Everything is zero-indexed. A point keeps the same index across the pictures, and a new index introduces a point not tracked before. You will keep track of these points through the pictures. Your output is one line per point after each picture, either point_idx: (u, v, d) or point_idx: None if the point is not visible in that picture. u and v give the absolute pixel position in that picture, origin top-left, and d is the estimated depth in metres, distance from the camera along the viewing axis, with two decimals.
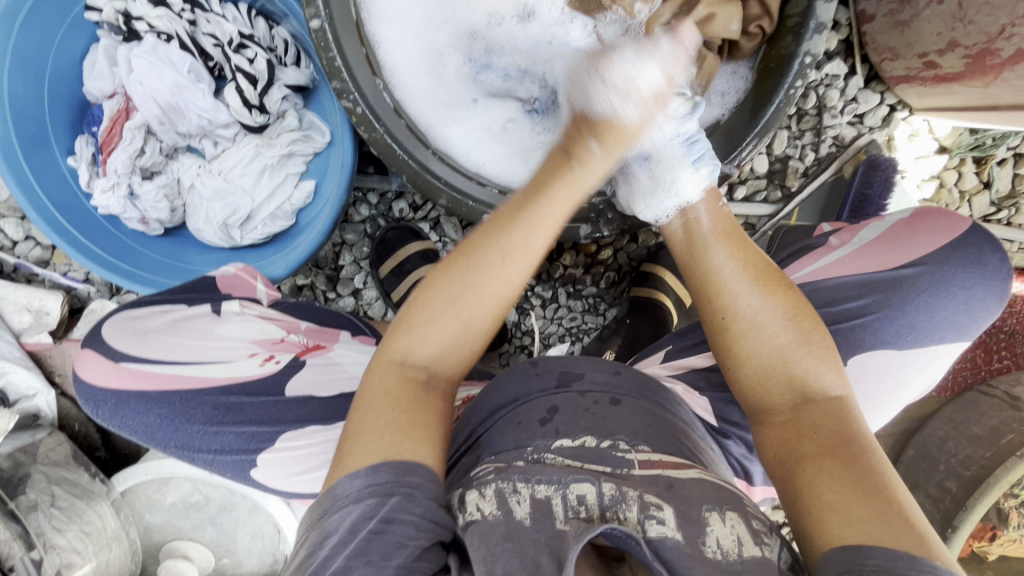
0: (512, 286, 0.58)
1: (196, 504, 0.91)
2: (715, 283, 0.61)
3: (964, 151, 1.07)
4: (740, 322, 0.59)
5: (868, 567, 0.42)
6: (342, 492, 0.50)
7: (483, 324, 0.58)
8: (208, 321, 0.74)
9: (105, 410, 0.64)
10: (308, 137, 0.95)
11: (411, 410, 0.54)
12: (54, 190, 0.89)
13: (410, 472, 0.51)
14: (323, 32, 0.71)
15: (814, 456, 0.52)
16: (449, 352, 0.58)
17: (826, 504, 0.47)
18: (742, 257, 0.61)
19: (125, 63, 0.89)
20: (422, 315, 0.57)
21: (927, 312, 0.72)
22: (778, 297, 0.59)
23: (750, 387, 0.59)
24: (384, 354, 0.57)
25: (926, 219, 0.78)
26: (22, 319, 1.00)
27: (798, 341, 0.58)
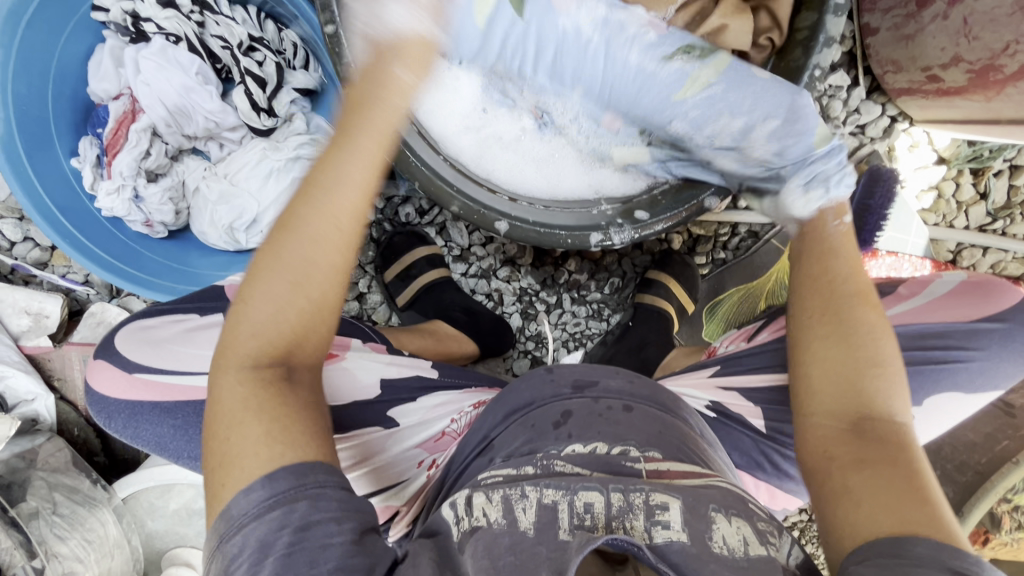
0: (348, 215, 0.54)
1: (199, 511, 0.91)
2: (835, 288, 0.62)
3: (962, 162, 1.09)
4: (835, 329, 0.60)
5: (914, 553, 0.43)
6: (236, 511, 0.46)
7: (333, 295, 0.54)
8: (222, 332, 0.70)
9: (118, 421, 0.67)
10: (315, 140, 0.94)
11: (281, 414, 0.50)
12: (55, 192, 0.87)
13: (312, 474, 0.48)
14: (337, 36, 0.70)
15: (872, 461, 0.51)
16: (300, 337, 0.54)
17: (875, 504, 0.48)
18: (857, 273, 0.63)
19: (132, 64, 0.88)
20: (254, 302, 0.52)
21: (988, 367, 0.73)
22: (873, 314, 0.60)
23: (823, 395, 0.58)
24: (227, 362, 0.52)
25: (989, 280, 0.77)
26: (21, 322, 0.98)
27: (878, 361, 0.58)
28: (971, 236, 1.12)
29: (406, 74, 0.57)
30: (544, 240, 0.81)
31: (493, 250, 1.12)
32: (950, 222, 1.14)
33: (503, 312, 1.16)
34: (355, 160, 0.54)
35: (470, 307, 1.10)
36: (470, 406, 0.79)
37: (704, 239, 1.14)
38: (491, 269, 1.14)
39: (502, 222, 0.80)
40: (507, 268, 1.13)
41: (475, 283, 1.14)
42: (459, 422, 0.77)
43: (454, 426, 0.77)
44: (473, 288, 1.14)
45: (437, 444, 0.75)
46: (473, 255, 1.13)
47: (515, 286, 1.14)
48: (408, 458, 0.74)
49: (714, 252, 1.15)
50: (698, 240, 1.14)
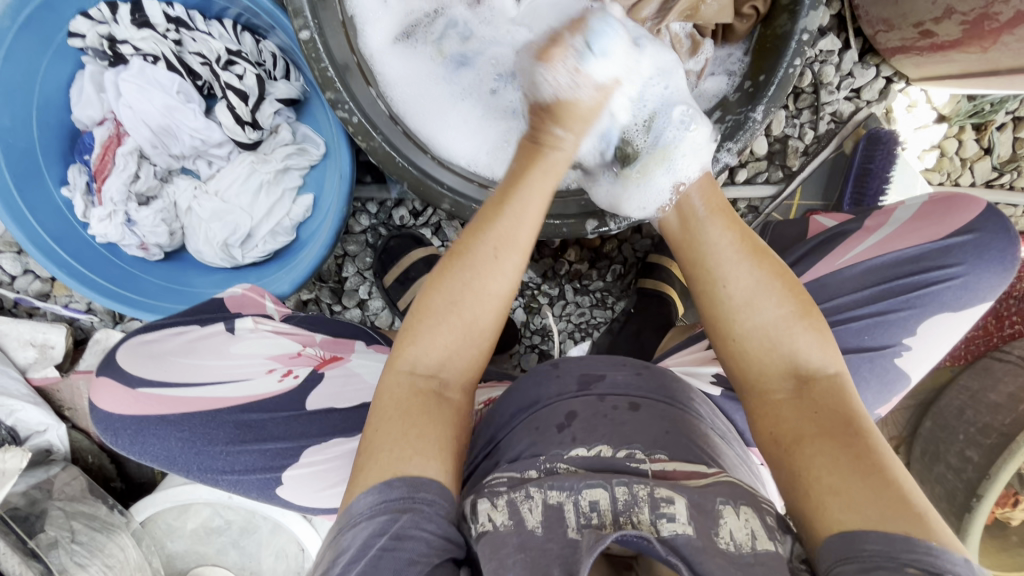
0: (510, 280, 0.58)
1: (217, 529, 0.91)
2: (705, 262, 0.63)
3: (963, 118, 1.06)
4: (717, 309, 0.61)
5: (864, 553, 0.44)
6: (356, 509, 0.50)
7: (486, 325, 0.58)
8: (223, 340, 0.72)
9: (126, 438, 0.64)
10: (302, 150, 0.93)
11: (421, 423, 0.54)
12: (49, 223, 0.87)
13: (421, 488, 0.50)
14: (313, 43, 0.70)
15: (812, 438, 0.52)
16: (455, 358, 0.58)
17: (825, 490, 0.48)
18: (733, 228, 0.64)
19: (113, 88, 0.88)
20: (426, 323, 0.57)
21: (969, 281, 0.71)
22: (763, 269, 0.61)
23: (756, 362, 0.59)
24: (394, 366, 0.57)
25: (950, 193, 0.77)
26: (27, 354, 0.99)
27: (792, 317, 0.59)
28: (979, 193, 1.10)
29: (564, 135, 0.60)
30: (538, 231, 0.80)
31: None
32: (956, 179, 1.11)
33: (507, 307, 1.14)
34: (532, 194, 0.58)
35: None
36: (481, 403, 0.78)
37: None
38: None
39: None
40: None
41: None
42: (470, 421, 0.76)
43: None
44: None
45: None
46: None
47: None
48: None
49: None
50: None
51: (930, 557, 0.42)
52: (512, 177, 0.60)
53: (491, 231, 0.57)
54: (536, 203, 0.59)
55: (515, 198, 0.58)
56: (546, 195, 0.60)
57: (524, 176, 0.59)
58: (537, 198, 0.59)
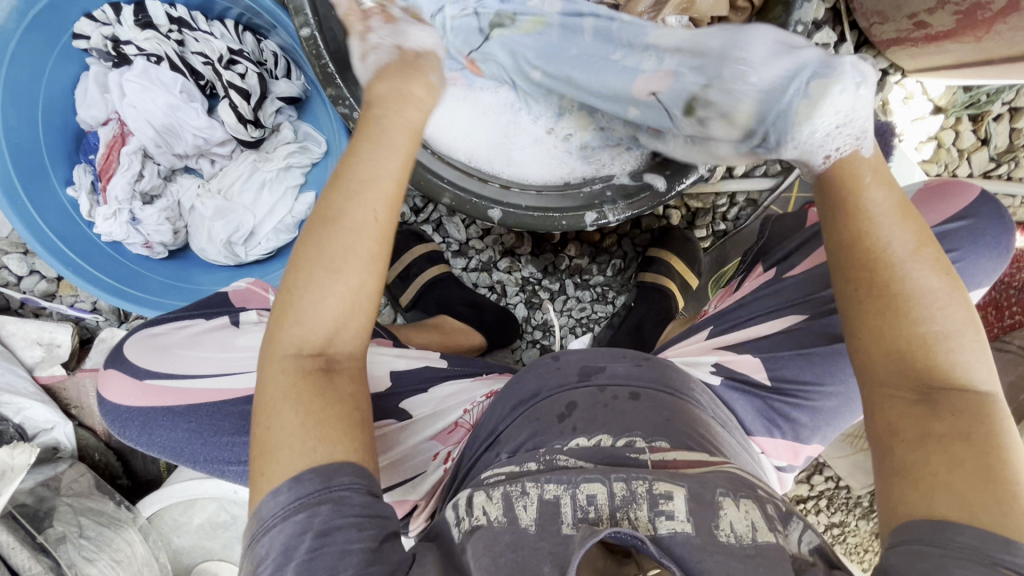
0: (381, 234, 0.54)
1: (223, 523, 0.92)
2: (875, 244, 0.51)
3: (960, 109, 1.07)
4: (875, 293, 0.51)
5: (953, 543, 0.41)
6: (266, 512, 0.49)
7: (372, 286, 0.54)
8: (228, 333, 0.71)
9: (133, 430, 0.66)
10: (305, 148, 0.95)
11: (319, 407, 0.51)
12: (56, 223, 0.88)
13: (337, 474, 0.50)
14: (314, 39, 0.71)
15: (939, 436, 0.47)
16: (343, 330, 0.54)
17: (938, 483, 0.44)
18: (912, 223, 0.52)
19: (117, 88, 0.89)
20: (306, 297, 0.52)
21: (963, 267, 0.72)
22: (942, 270, 0.51)
23: (902, 355, 0.50)
24: (273, 351, 0.53)
25: (941, 181, 0.77)
26: (34, 353, 1.00)
27: (965, 325, 0.50)
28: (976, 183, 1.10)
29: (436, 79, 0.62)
30: (539, 224, 0.82)
31: (492, 242, 1.11)
32: (953, 171, 1.11)
33: (508, 303, 1.15)
34: (388, 154, 0.55)
35: (474, 301, 1.09)
36: (482, 396, 0.78)
37: (703, 212, 1.13)
38: (491, 261, 1.13)
39: (495, 210, 0.81)
40: (507, 259, 1.12)
41: (476, 277, 1.14)
42: (472, 413, 0.76)
43: (467, 417, 0.76)
44: (476, 282, 1.14)
45: (450, 436, 0.75)
46: (472, 249, 1.12)
47: (517, 275, 1.13)
48: (423, 451, 0.74)
49: (715, 224, 1.14)
50: (697, 213, 1.13)
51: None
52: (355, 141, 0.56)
53: (363, 193, 0.53)
54: (395, 164, 0.55)
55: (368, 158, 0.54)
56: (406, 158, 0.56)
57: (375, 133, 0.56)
58: (396, 137, 0.56)
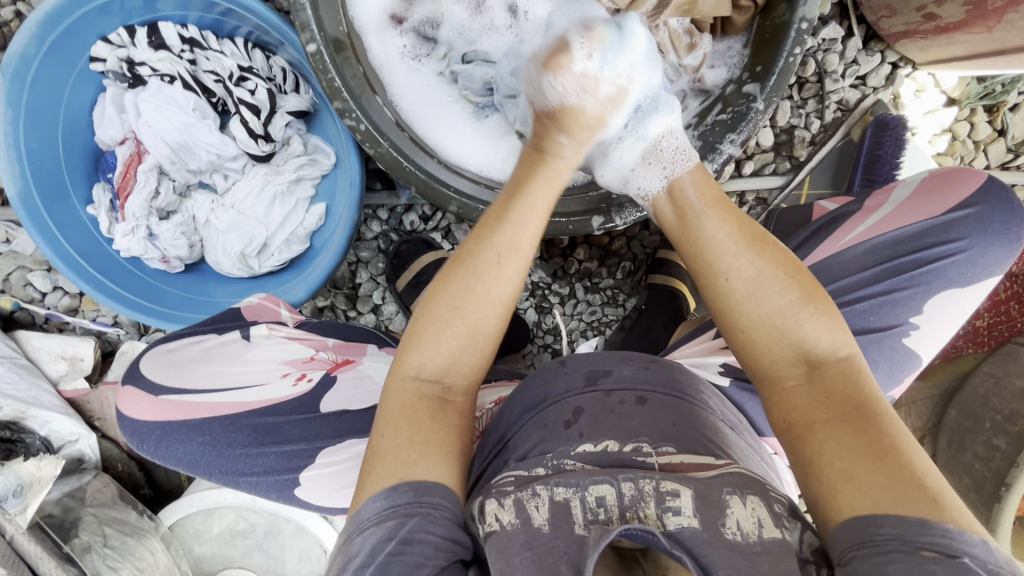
0: (512, 285, 0.59)
1: (242, 532, 0.93)
2: (709, 248, 0.61)
3: (974, 100, 1.05)
4: (722, 298, 0.61)
5: (880, 537, 0.44)
6: (363, 515, 0.51)
7: (490, 329, 0.59)
8: (240, 346, 0.74)
9: (151, 444, 0.65)
10: (314, 160, 0.96)
11: (427, 428, 0.56)
12: (77, 239, 0.91)
13: (429, 492, 0.52)
14: (321, 55, 0.72)
15: (825, 424, 0.52)
16: (459, 365, 0.59)
17: (838, 474, 0.48)
18: (731, 220, 0.62)
19: (133, 109, 0.91)
20: (430, 331, 0.58)
21: (973, 255, 0.71)
22: (765, 257, 0.60)
23: (765, 353, 0.58)
24: (399, 371, 0.59)
25: (947, 168, 0.76)
26: (58, 367, 1.03)
27: (798, 304, 0.58)
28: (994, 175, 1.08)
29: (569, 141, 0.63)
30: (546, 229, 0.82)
31: None
32: (970, 163, 1.09)
33: (518, 308, 1.16)
34: (535, 211, 0.61)
35: None
36: (492, 403, 0.79)
37: None
38: None
39: None
40: None
41: None
42: (482, 420, 0.77)
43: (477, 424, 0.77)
44: None
45: None
46: None
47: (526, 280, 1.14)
48: None
49: None
50: None
51: (948, 538, 0.42)
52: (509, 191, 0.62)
53: (492, 241, 0.59)
54: (537, 220, 0.61)
55: (519, 204, 0.61)
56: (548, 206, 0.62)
57: (522, 187, 0.62)
58: (542, 195, 0.62)
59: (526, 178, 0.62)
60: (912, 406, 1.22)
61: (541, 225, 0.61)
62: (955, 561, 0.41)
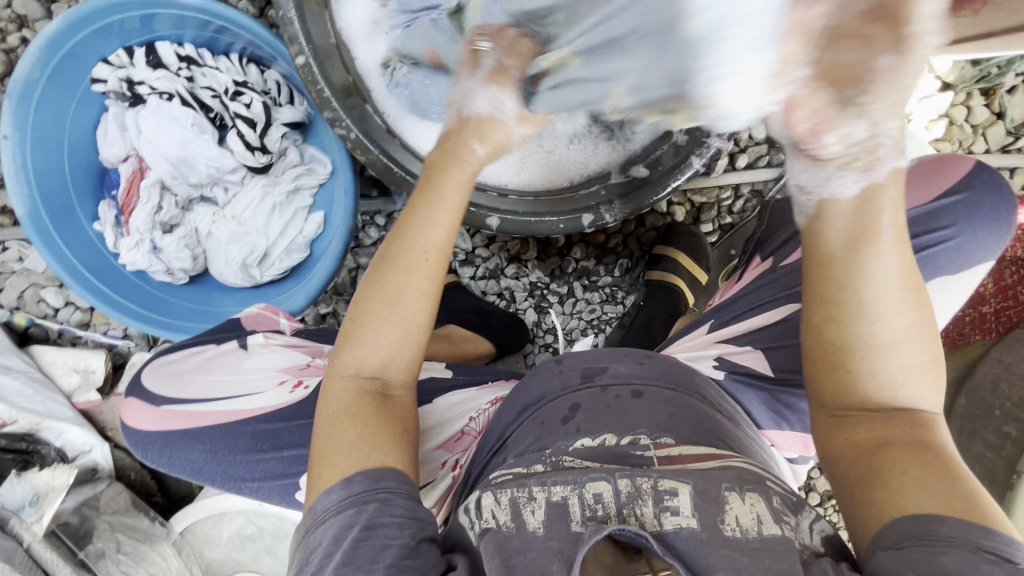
0: (438, 279, 0.61)
1: (251, 536, 0.95)
2: (867, 276, 0.50)
3: (970, 84, 1.05)
4: (856, 335, 0.52)
5: (939, 533, 0.42)
6: (320, 508, 0.53)
7: (424, 322, 0.61)
8: (237, 356, 0.75)
9: (154, 451, 0.69)
10: (310, 169, 0.99)
11: (371, 421, 0.57)
12: (85, 255, 0.94)
13: (384, 478, 0.53)
14: (309, 66, 0.74)
15: (904, 446, 0.49)
16: (398, 358, 0.61)
17: (912, 481, 0.46)
18: (906, 253, 0.51)
19: (134, 126, 0.94)
20: (366, 327, 0.60)
21: (963, 242, 0.70)
22: (920, 304, 0.51)
23: (864, 389, 0.52)
24: (336, 369, 0.60)
25: (936, 157, 0.75)
26: (72, 380, 1.06)
27: (925, 364, 0.52)
28: (994, 158, 1.07)
29: (482, 149, 0.64)
30: (535, 229, 0.84)
31: (497, 250, 1.13)
32: (969, 147, 1.08)
33: (518, 309, 1.17)
34: (437, 213, 0.61)
35: (480, 308, 1.12)
36: (488, 403, 0.80)
37: (707, 206, 1.12)
38: (498, 268, 1.14)
39: (493, 217, 0.83)
40: (513, 265, 1.14)
41: (485, 285, 1.15)
42: (478, 420, 0.78)
43: (474, 424, 0.78)
44: (484, 289, 1.16)
45: (458, 443, 0.76)
46: (479, 257, 1.14)
47: (525, 281, 1.15)
48: (432, 458, 0.74)
49: (720, 218, 1.13)
50: (702, 208, 1.12)
51: (1010, 546, 0.41)
52: (413, 199, 0.63)
53: (414, 234, 0.61)
54: (441, 224, 0.61)
55: (419, 213, 0.62)
56: (461, 207, 0.63)
57: (433, 188, 0.62)
58: (457, 192, 0.63)
59: (435, 184, 0.62)
60: None
61: (463, 219, 0.63)
62: (1009, 564, 0.40)
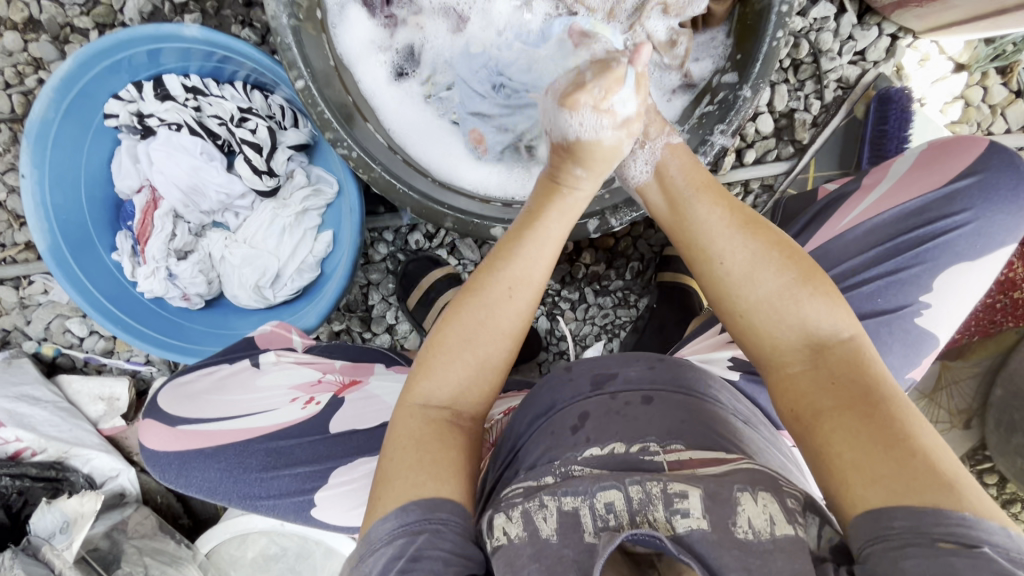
0: (522, 319, 0.61)
1: (274, 556, 0.96)
2: (695, 232, 0.62)
3: (985, 63, 1.01)
4: (719, 280, 0.60)
5: (893, 530, 0.42)
6: (376, 535, 0.51)
7: (499, 362, 0.61)
8: (250, 374, 0.77)
9: (171, 474, 0.69)
10: (317, 190, 1.00)
11: (435, 450, 0.56)
12: (104, 285, 0.97)
13: (438, 509, 0.52)
14: (309, 90, 0.75)
15: (830, 411, 0.51)
16: (468, 393, 0.60)
17: (847, 465, 0.47)
18: (721, 205, 0.62)
19: (145, 158, 0.97)
20: (441, 359, 0.59)
21: (981, 226, 0.67)
22: (758, 241, 0.59)
23: (767, 340, 0.57)
24: (406, 399, 0.59)
25: (947, 140, 0.73)
26: (97, 407, 1.09)
27: (794, 284, 0.57)
28: (1016, 138, 1.03)
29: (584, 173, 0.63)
30: None
31: None
32: (988, 128, 1.04)
33: None
34: (540, 250, 0.62)
35: None
36: (500, 414, 0.80)
37: None
38: None
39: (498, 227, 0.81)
40: None
41: None
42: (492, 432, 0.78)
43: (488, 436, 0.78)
44: None
45: None
46: None
47: None
48: None
49: None
50: None
51: (966, 527, 0.41)
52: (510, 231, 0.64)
53: (504, 271, 0.61)
54: (541, 269, 0.62)
55: (519, 242, 0.62)
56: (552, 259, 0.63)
57: (538, 213, 0.63)
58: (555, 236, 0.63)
59: (540, 207, 0.64)
60: (955, 388, 1.16)
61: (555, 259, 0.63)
62: (973, 550, 0.40)
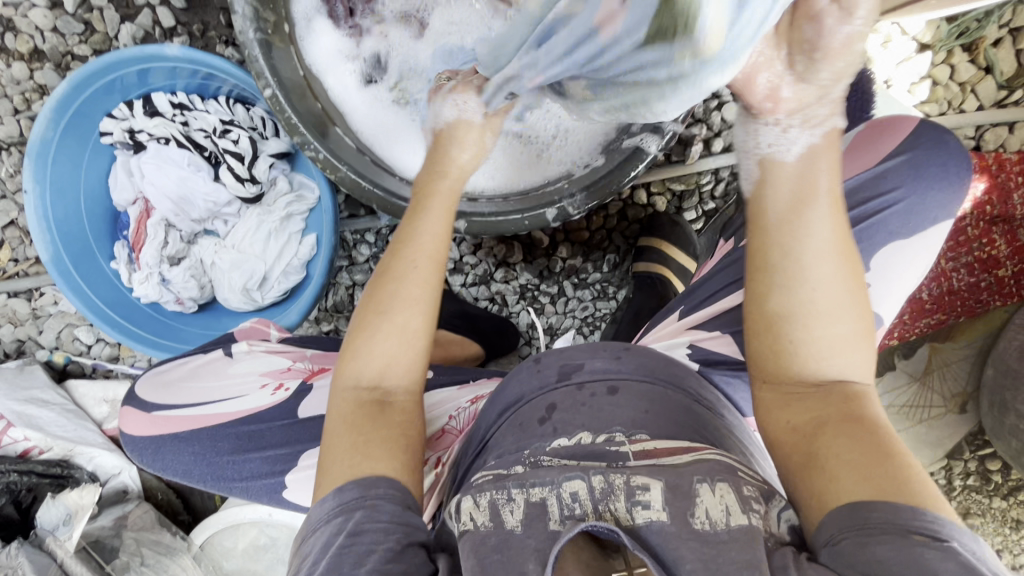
0: (431, 289, 0.65)
1: (264, 545, 1.01)
2: (800, 254, 0.57)
3: (948, 41, 1.02)
4: (801, 306, 0.57)
5: (870, 521, 0.45)
6: (316, 516, 0.55)
7: (419, 327, 0.64)
8: (222, 363, 0.81)
9: (148, 455, 0.75)
10: (299, 196, 1.05)
11: (368, 431, 0.59)
12: (102, 291, 1.03)
13: (376, 485, 0.55)
14: (276, 97, 0.80)
15: (836, 424, 0.52)
16: (396, 365, 0.63)
17: (841, 465, 0.49)
18: (835, 225, 0.57)
19: (138, 171, 1.04)
20: (363, 337, 0.63)
21: (913, 204, 0.68)
22: (846, 269, 0.57)
23: (802, 363, 0.57)
24: (338, 382, 0.63)
25: (879, 121, 0.74)
26: (102, 409, 1.14)
27: (852, 333, 0.57)
28: (987, 115, 1.03)
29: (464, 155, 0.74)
30: (503, 226, 0.85)
31: (484, 255, 1.16)
32: (960, 105, 1.04)
33: (511, 313, 1.19)
34: (433, 213, 0.69)
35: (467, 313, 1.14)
36: (468, 401, 0.83)
37: (688, 193, 1.12)
38: (487, 274, 1.17)
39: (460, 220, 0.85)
40: (502, 269, 1.16)
41: (476, 291, 1.18)
42: (459, 418, 0.80)
43: (454, 423, 0.80)
44: (476, 295, 1.18)
45: (440, 441, 0.78)
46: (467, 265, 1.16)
47: (514, 284, 1.17)
48: None
49: (703, 204, 1.13)
50: (683, 195, 1.13)
51: (937, 524, 0.43)
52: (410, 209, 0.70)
53: (409, 248, 0.66)
54: (439, 223, 0.68)
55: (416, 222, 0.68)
56: (450, 210, 0.70)
57: (429, 193, 0.70)
58: (450, 208, 0.69)
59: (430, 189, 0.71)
60: (949, 371, 1.13)
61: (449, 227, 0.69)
62: (942, 544, 0.42)
